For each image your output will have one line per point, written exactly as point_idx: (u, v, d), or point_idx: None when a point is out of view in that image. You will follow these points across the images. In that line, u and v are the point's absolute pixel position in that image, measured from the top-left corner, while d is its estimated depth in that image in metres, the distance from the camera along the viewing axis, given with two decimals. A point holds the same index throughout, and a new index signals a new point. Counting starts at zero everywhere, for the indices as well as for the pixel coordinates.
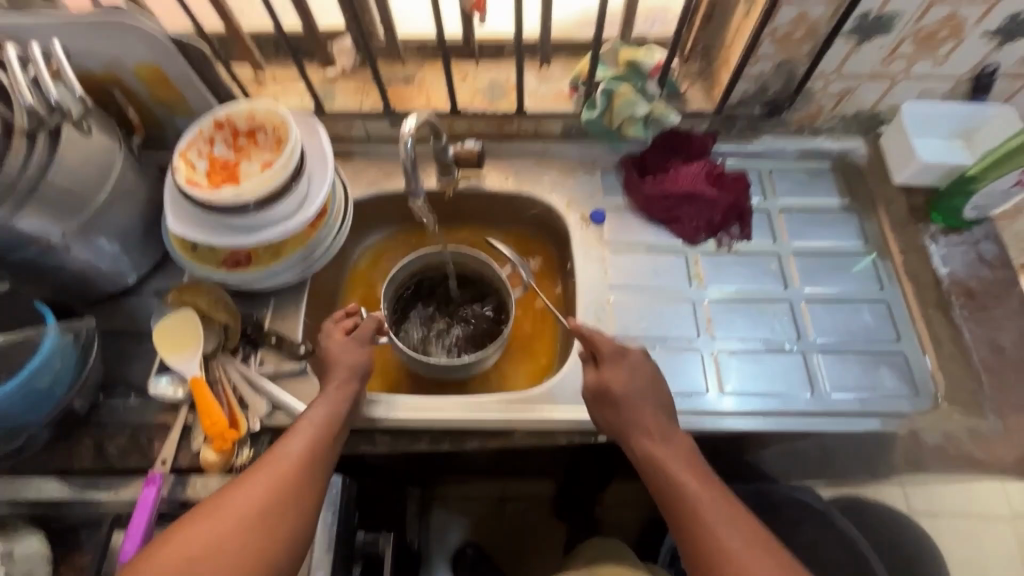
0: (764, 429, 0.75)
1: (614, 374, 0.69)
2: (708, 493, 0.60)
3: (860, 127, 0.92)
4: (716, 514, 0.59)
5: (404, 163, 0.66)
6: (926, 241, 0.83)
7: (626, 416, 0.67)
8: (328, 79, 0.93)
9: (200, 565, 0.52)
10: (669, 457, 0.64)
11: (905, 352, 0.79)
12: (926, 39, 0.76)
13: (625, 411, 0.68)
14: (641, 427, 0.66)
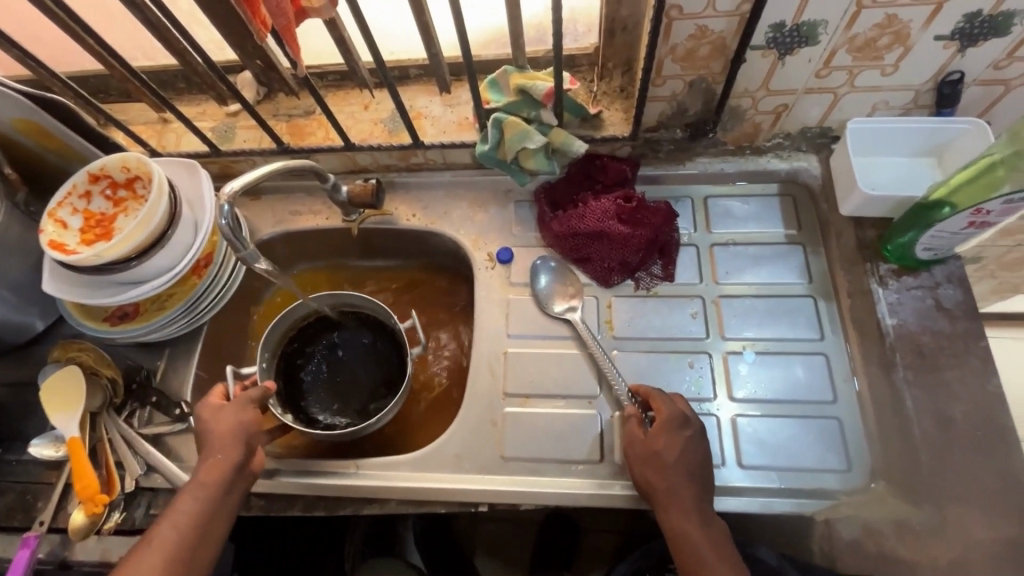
0: (752, 511, 0.65)
1: (662, 439, 0.63)
2: None
3: (811, 144, 0.79)
4: None
5: (223, 229, 0.64)
6: (873, 285, 0.71)
7: (665, 484, 0.61)
8: (230, 114, 0.90)
9: None
10: (700, 536, 0.58)
11: (840, 416, 0.68)
12: (864, 48, 0.63)
13: (664, 476, 0.62)
14: (673, 497, 0.60)
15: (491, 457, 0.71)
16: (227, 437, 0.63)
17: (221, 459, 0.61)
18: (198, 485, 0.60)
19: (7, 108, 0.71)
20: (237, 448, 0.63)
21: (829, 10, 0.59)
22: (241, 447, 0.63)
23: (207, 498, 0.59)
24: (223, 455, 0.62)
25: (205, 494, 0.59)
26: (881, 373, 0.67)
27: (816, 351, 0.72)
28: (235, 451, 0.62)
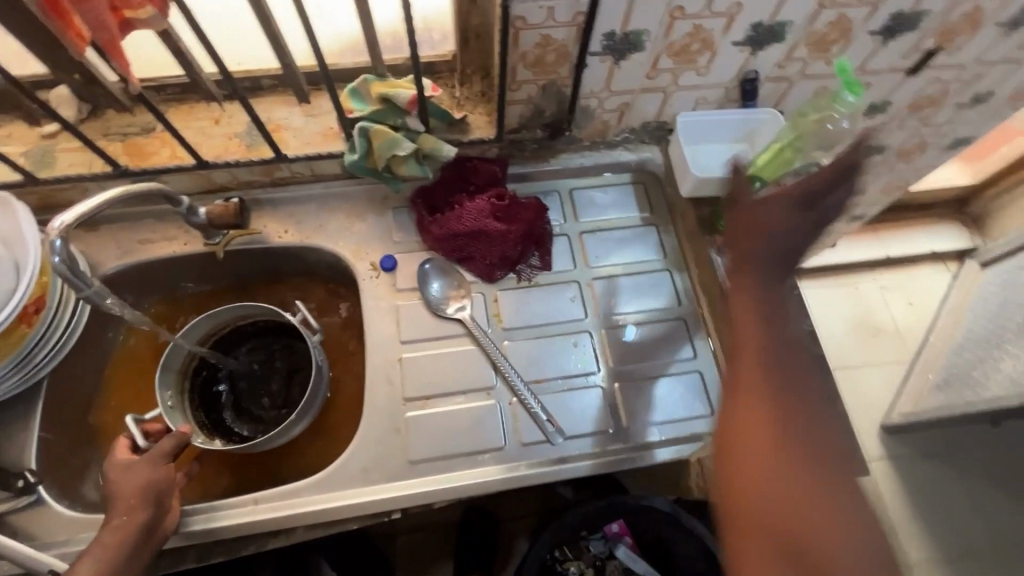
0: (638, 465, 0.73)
1: (767, 218, 0.52)
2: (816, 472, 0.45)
3: (652, 136, 0.90)
4: (797, 425, 0.47)
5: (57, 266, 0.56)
6: (712, 253, 0.83)
7: (752, 227, 0.52)
8: (45, 136, 0.78)
9: None
10: (774, 337, 0.49)
11: (700, 370, 0.79)
12: (681, 53, 0.73)
13: (751, 239, 0.52)
14: (738, 269, 0.52)
15: (398, 464, 0.71)
16: (132, 491, 0.60)
17: (127, 514, 0.59)
18: (103, 541, 0.57)
19: None
20: (146, 503, 0.60)
21: (649, 20, 0.67)
22: (149, 503, 0.60)
23: (111, 556, 0.56)
24: (130, 509, 0.59)
25: (109, 552, 0.56)
26: (726, 327, 0.80)
27: (676, 317, 0.82)
28: (143, 506, 0.60)
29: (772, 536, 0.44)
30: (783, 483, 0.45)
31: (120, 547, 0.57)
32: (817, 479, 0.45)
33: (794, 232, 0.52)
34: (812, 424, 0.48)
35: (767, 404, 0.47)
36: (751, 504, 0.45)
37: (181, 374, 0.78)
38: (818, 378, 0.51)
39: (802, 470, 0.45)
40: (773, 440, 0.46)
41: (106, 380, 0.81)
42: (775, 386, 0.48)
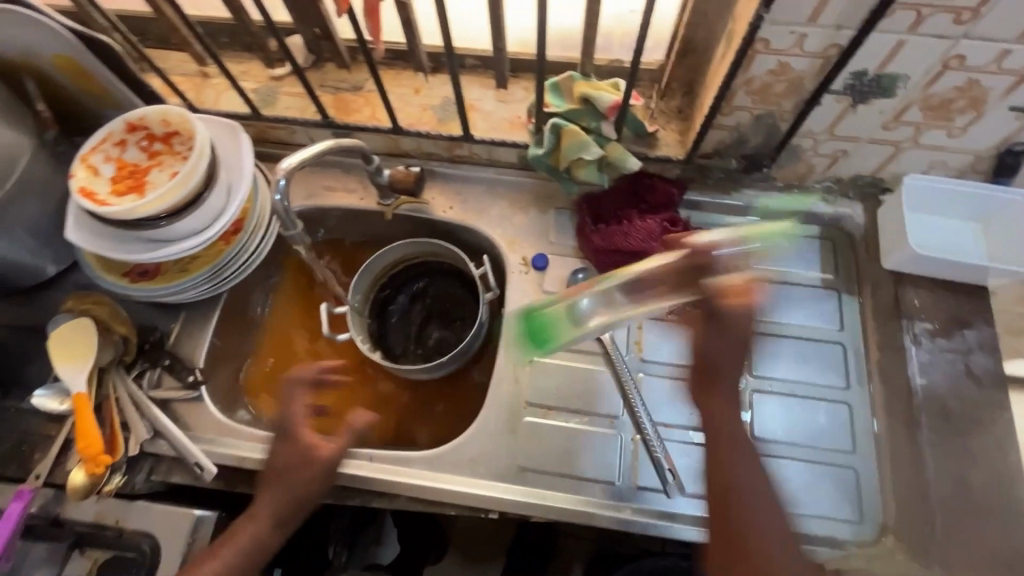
0: None
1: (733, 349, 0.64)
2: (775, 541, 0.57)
3: (859, 192, 0.79)
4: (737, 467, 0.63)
5: (277, 206, 0.65)
6: (908, 343, 0.71)
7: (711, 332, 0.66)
8: (274, 78, 0.87)
9: None
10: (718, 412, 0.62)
11: (856, 467, 0.69)
12: (938, 107, 0.62)
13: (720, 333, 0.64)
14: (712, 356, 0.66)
15: (506, 466, 0.70)
16: (297, 460, 0.63)
17: (291, 483, 0.63)
18: (266, 498, 0.62)
19: (49, 43, 0.68)
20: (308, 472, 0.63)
21: (914, 65, 0.58)
22: (316, 476, 0.64)
23: (276, 513, 0.62)
24: (296, 479, 0.63)
25: (275, 510, 0.62)
26: (904, 428, 0.68)
27: (840, 400, 0.72)
28: (310, 480, 0.63)
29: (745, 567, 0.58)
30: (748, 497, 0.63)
31: (284, 509, 0.62)
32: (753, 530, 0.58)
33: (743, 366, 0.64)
34: (753, 464, 0.64)
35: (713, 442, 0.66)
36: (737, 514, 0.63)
37: (373, 279, 0.86)
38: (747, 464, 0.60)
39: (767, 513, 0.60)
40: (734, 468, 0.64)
41: (269, 304, 0.90)
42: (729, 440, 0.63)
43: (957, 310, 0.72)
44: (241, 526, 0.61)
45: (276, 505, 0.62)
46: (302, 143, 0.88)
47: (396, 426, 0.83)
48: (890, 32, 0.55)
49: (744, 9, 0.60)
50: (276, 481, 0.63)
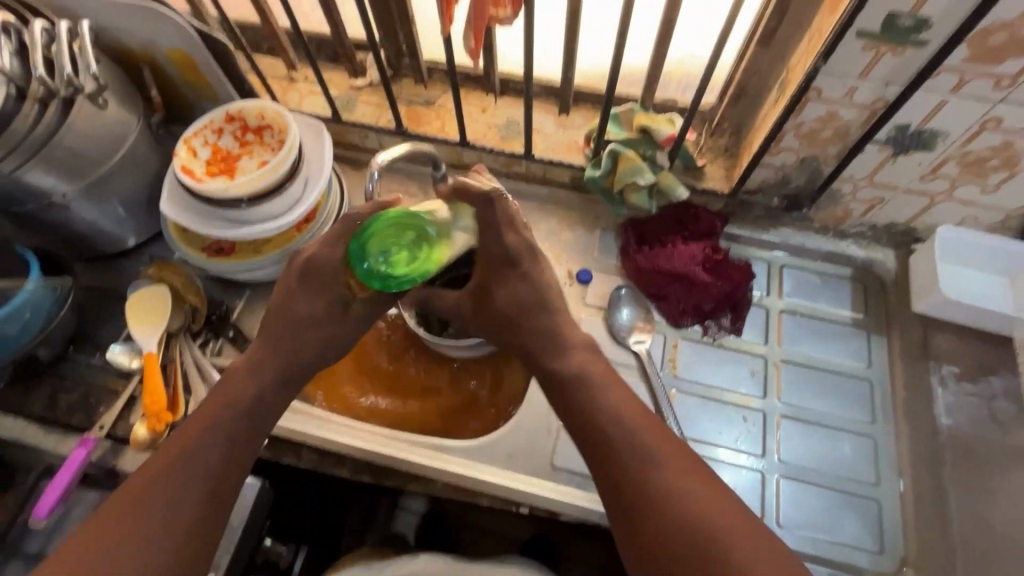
0: None
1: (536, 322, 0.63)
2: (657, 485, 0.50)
3: (892, 239, 0.84)
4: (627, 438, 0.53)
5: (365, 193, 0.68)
6: (934, 384, 0.75)
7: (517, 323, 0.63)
8: (353, 87, 0.95)
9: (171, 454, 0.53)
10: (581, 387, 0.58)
11: (880, 499, 0.71)
12: (974, 164, 0.67)
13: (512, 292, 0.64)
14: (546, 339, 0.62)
15: (541, 463, 0.74)
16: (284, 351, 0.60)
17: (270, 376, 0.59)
18: (243, 384, 0.58)
19: (171, 36, 0.76)
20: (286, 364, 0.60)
21: (953, 123, 0.63)
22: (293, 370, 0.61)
23: (250, 406, 0.57)
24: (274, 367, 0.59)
25: (254, 397, 0.57)
26: (929, 468, 0.71)
27: (865, 433, 0.75)
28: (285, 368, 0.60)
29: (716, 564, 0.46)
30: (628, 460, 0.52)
31: (262, 397, 0.58)
32: (695, 523, 0.48)
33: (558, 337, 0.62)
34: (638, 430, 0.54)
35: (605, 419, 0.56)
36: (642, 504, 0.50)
37: None
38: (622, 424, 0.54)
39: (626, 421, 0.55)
40: (637, 460, 0.52)
41: None
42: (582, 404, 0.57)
43: (984, 359, 0.75)
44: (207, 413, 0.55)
45: (256, 391, 0.58)
46: (372, 148, 0.95)
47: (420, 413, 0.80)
48: (934, 92, 0.60)
49: (799, 61, 0.66)
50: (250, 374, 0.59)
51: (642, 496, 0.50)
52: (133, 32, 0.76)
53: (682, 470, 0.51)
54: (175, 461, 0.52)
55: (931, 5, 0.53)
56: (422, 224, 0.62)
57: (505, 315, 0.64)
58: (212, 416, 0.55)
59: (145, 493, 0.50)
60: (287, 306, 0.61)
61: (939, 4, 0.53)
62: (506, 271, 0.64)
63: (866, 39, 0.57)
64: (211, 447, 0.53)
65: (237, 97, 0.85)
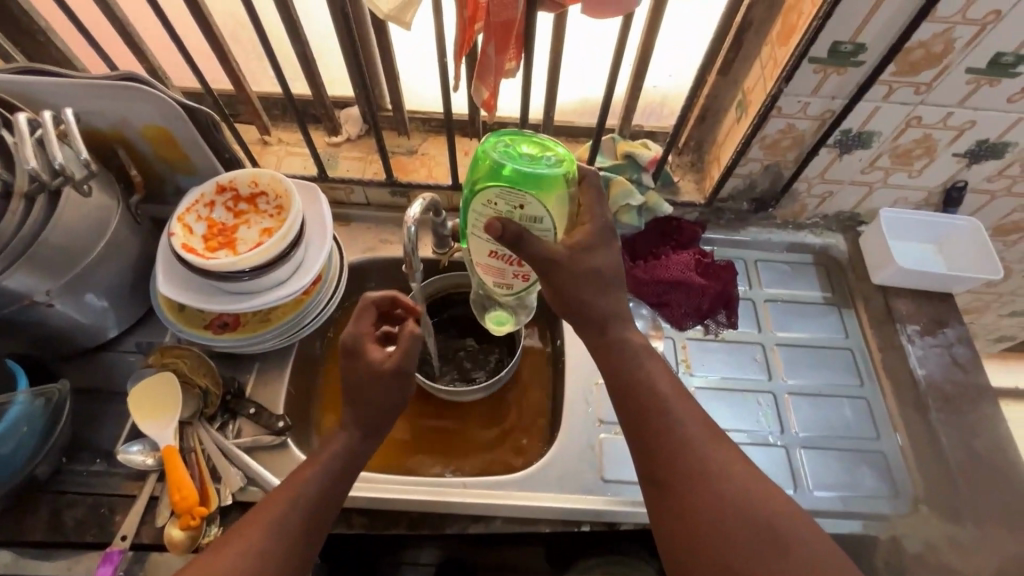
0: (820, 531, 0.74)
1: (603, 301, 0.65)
2: (722, 490, 0.57)
3: (840, 225, 0.96)
4: (694, 436, 0.60)
5: (404, 245, 0.69)
6: (903, 341, 0.87)
7: (604, 307, 0.65)
8: (332, 144, 0.95)
9: (252, 526, 0.55)
10: (647, 380, 0.64)
11: (884, 450, 0.81)
12: (902, 155, 0.81)
13: (602, 293, 0.64)
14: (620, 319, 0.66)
15: (592, 480, 0.76)
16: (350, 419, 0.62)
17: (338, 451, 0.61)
18: (313, 462, 0.60)
19: (151, 114, 0.73)
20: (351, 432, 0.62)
21: (886, 123, 0.76)
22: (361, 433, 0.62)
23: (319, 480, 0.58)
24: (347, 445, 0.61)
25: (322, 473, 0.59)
26: (917, 414, 0.82)
27: (858, 395, 0.85)
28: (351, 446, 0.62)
29: (755, 552, 0.54)
30: (688, 461, 0.59)
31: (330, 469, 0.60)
32: (745, 519, 0.56)
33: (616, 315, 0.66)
34: (701, 434, 0.61)
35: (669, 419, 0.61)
36: (693, 496, 0.57)
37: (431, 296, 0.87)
38: (685, 427, 0.61)
39: (688, 420, 0.61)
40: (694, 463, 0.59)
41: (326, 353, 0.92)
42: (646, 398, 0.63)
43: (936, 314, 0.88)
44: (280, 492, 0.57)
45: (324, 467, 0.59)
46: (358, 201, 0.96)
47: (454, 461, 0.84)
48: (870, 101, 0.73)
49: (756, 84, 0.77)
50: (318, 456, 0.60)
51: (709, 504, 0.57)
52: (106, 112, 0.72)
53: (740, 477, 0.58)
54: (254, 540, 0.54)
55: (865, 33, 0.65)
56: (535, 163, 0.60)
57: (583, 297, 0.64)
58: (287, 495, 0.57)
59: (233, 565, 0.52)
60: (363, 333, 0.63)
61: (872, 32, 0.65)
62: (586, 257, 0.63)
63: (816, 63, 0.69)
64: (300, 509, 0.57)
65: (220, 167, 0.83)
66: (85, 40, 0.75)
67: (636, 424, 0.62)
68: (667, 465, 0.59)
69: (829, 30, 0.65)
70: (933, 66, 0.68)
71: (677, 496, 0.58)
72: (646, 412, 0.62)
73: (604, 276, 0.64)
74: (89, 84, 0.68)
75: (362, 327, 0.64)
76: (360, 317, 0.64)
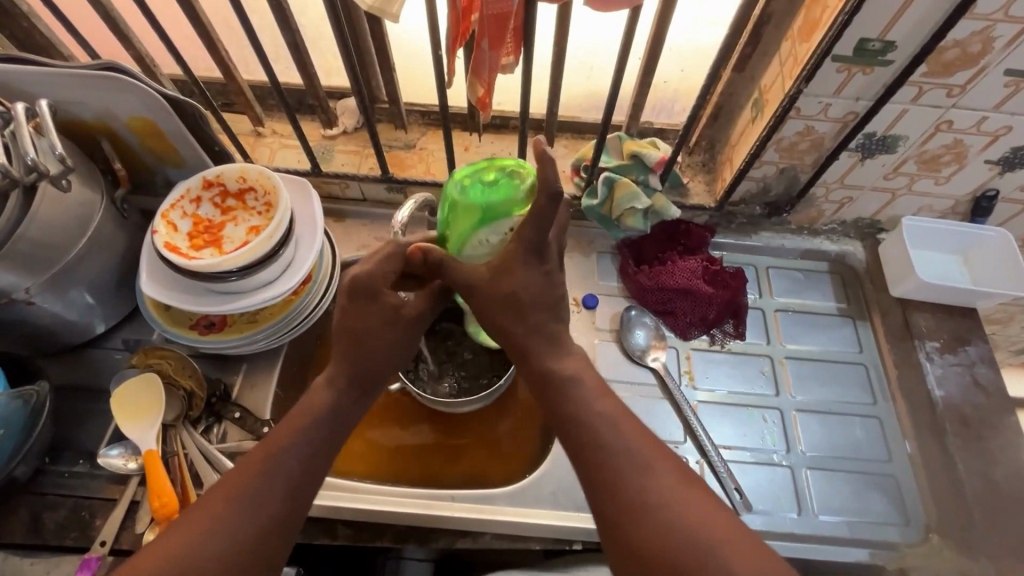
0: (823, 557, 0.71)
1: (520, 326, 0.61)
2: (660, 518, 0.49)
3: (859, 232, 0.91)
4: (627, 460, 0.53)
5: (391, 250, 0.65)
6: (921, 359, 0.82)
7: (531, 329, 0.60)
8: (327, 137, 0.91)
9: (225, 487, 0.53)
10: (575, 402, 0.57)
11: (895, 474, 0.77)
12: (930, 161, 0.75)
13: (522, 318, 0.61)
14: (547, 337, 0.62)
15: (586, 496, 0.73)
16: (338, 381, 0.61)
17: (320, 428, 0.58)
18: (294, 423, 0.58)
19: (134, 105, 0.70)
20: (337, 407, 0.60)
21: (913, 128, 0.71)
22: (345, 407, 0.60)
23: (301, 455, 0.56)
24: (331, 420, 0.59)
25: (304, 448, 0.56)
26: (933, 438, 0.77)
27: (870, 415, 0.81)
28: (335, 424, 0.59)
29: None
30: (619, 491, 0.52)
31: (312, 447, 0.57)
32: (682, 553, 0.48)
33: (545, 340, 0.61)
34: (634, 457, 0.53)
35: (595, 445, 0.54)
36: (628, 529, 0.50)
37: None
38: (619, 453, 0.54)
39: (620, 445, 0.54)
40: (629, 496, 0.51)
41: None
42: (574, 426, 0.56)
43: (957, 330, 0.84)
44: (261, 460, 0.55)
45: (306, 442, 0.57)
46: (354, 197, 0.92)
47: (445, 466, 0.79)
48: (898, 103, 0.67)
49: (774, 82, 0.72)
50: (300, 433, 0.57)
51: (647, 524, 0.50)
52: (87, 103, 0.69)
53: (681, 496, 0.51)
54: (220, 509, 0.51)
55: (896, 30, 0.60)
56: (499, 183, 0.63)
57: (502, 324, 0.62)
58: (265, 457, 0.55)
59: (196, 529, 0.50)
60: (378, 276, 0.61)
61: (903, 30, 0.60)
62: (506, 280, 0.61)
63: (841, 62, 0.64)
64: (279, 473, 0.54)
65: (208, 160, 0.80)
66: (67, 25, 0.72)
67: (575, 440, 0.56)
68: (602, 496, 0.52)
69: (856, 27, 0.60)
70: (969, 67, 0.62)
71: (613, 533, 0.51)
72: (580, 440, 0.55)
73: (522, 302, 0.61)
74: (67, 72, 0.65)
75: (384, 269, 0.61)
76: (384, 262, 0.61)
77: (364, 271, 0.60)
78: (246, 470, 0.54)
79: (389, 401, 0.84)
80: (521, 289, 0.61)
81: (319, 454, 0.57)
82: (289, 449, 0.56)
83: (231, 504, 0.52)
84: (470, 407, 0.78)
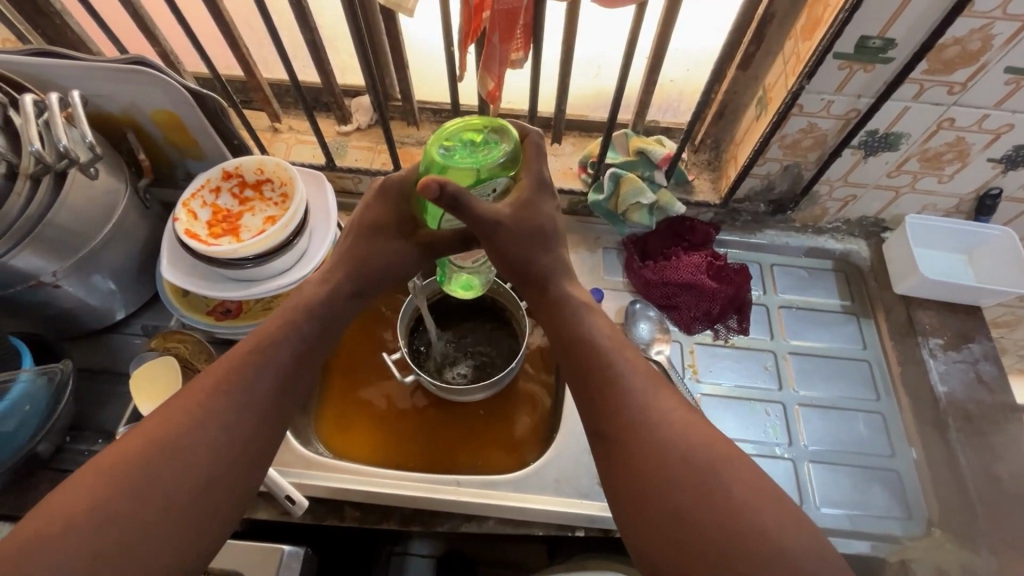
0: None
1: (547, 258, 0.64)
2: (668, 437, 0.51)
3: (863, 230, 0.92)
4: (636, 382, 0.55)
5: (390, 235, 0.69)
6: (925, 355, 0.82)
7: (551, 265, 0.64)
8: (342, 133, 0.94)
9: (200, 384, 0.53)
10: (600, 318, 0.61)
11: (897, 468, 0.78)
12: (932, 158, 0.76)
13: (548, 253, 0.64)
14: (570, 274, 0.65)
15: (589, 484, 0.74)
16: (336, 299, 0.63)
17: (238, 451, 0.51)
18: (278, 333, 0.57)
19: (159, 98, 0.73)
20: (274, 435, 0.54)
21: (914, 125, 0.72)
22: (274, 436, 0.54)
23: (215, 470, 0.50)
24: (262, 436, 0.53)
25: (221, 470, 0.50)
26: (936, 434, 0.78)
27: (873, 410, 0.82)
28: (264, 454, 0.54)
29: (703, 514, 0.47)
30: (628, 408, 0.53)
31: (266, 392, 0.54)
32: (689, 474, 0.49)
33: (556, 262, 0.64)
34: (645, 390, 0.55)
35: (602, 361, 0.57)
36: (632, 440, 0.52)
37: (430, 296, 0.84)
38: (629, 372, 0.56)
39: (635, 370, 0.56)
40: (630, 412, 0.53)
41: None
42: (570, 337, 0.60)
43: (961, 328, 0.84)
44: (198, 395, 0.52)
45: (221, 455, 0.50)
46: (366, 191, 0.95)
47: (450, 457, 0.80)
48: (899, 100, 0.69)
49: (778, 79, 0.73)
50: (254, 367, 0.54)
51: (651, 464, 0.50)
52: (115, 97, 0.73)
53: (692, 427, 0.52)
54: (173, 430, 0.49)
55: (895, 28, 0.62)
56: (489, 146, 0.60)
57: (527, 259, 0.63)
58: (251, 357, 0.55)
59: (160, 432, 0.49)
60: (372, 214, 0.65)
61: (902, 27, 0.61)
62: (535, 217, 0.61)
63: (842, 59, 0.65)
64: (270, 380, 0.55)
65: (228, 153, 0.82)
66: (97, 23, 0.75)
67: (580, 374, 0.58)
68: (609, 419, 0.54)
69: (857, 23, 0.61)
70: (969, 64, 0.64)
71: (618, 437, 0.53)
72: (571, 338, 0.60)
73: (547, 237, 0.63)
74: (96, 66, 0.68)
75: (377, 214, 0.65)
76: (379, 209, 0.65)
77: (357, 216, 0.66)
78: (199, 381, 0.53)
79: (396, 391, 0.85)
80: (547, 233, 0.63)
81: (246, 475, 0.52)
82: (228, 380, 0.53)
83: (205, 396, 0.52)
84: (476, 397, 0.80)
